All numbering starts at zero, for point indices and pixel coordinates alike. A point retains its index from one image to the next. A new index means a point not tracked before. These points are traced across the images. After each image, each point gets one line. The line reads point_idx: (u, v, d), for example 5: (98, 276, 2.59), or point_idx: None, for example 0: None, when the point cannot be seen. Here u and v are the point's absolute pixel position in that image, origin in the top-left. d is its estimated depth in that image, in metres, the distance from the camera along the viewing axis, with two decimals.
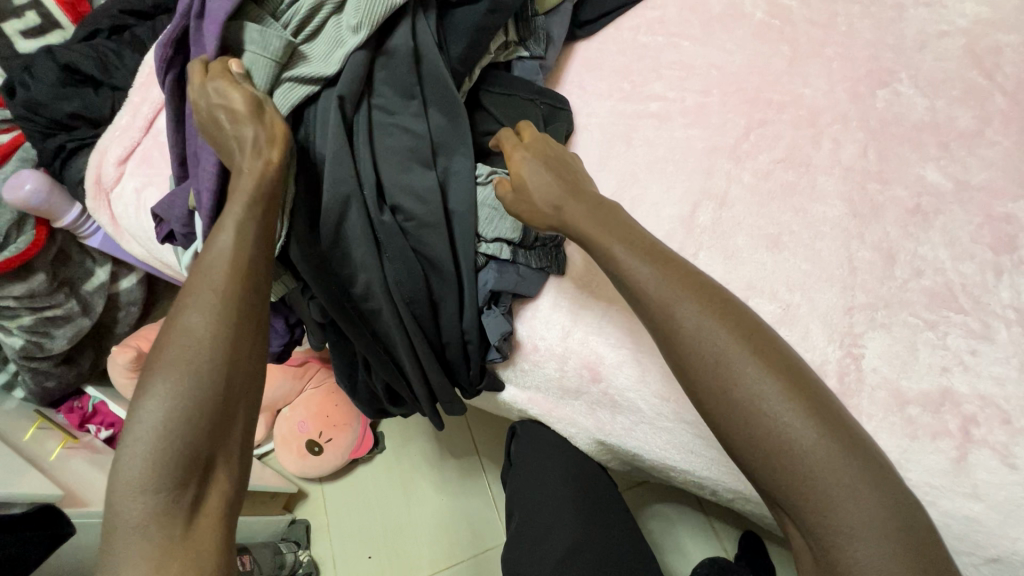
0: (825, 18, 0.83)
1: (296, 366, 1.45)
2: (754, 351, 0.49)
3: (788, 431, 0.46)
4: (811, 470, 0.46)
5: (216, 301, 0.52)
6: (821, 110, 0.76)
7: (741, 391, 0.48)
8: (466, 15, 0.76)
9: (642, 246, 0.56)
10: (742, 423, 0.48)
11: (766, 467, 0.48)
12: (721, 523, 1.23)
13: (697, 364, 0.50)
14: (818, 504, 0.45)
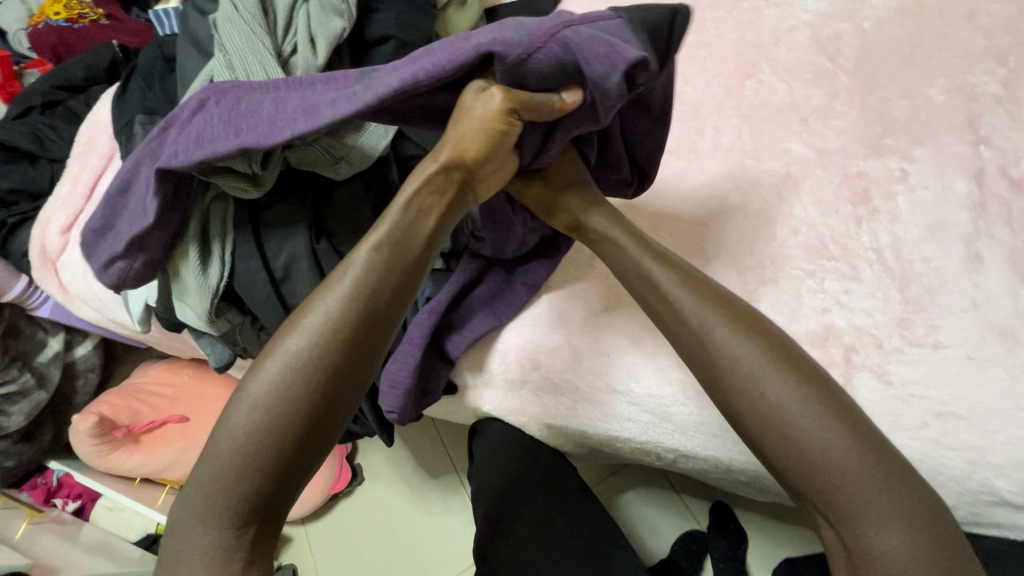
0: (696, 25, 0.94)
1: None
2: (790, 370, 0.51)
3: (817, 436, 0.49)
4: (841, 474, 0.48)
5: (333, 331, 0.48)
6: (701, 104, 0.86)
7: (769, 394, 0.51)
8: (380, 55, 0.83)
9: (688, 276, 0.59)
10: (780, 438, 0.50)
11: (806, 479, 0.50)
12: (692, 498, 1.28)
13: (760, 394, 0.51)
14: (850, 505, 0.48)
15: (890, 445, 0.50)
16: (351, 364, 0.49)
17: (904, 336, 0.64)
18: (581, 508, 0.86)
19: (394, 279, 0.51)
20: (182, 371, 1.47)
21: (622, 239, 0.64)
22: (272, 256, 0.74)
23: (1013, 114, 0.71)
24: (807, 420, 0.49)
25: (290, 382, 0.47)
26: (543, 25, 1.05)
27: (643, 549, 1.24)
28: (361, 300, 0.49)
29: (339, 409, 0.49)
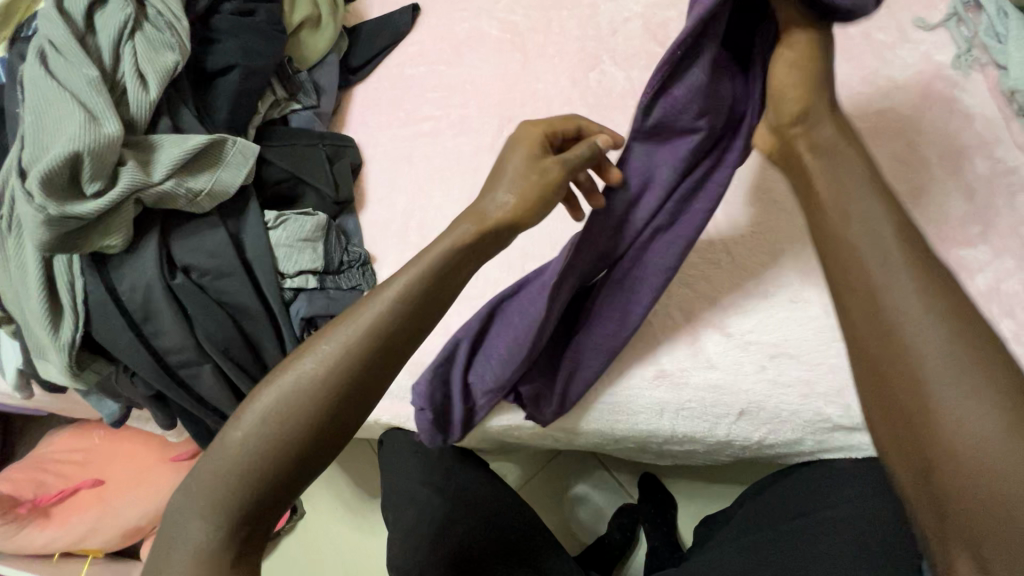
0: (543, 25, 0.98)
1: (185, 460, 1.32)
2: (988, 362, 0.39)
3: (975, 431, 0.37)
4: (937, 389, 0.39)
5: (364, 341, 0.51)
6: (552, 99, 0.91)
7: (929, 370, 0.40)
8: (225, 84, 0.83)
9: (874, 230, 0.46)
10: (910, 404, 0.40)
11: (882, 368, 0.42)
12: (622, 472, 1.26)
13: (872, 295, 0.44)
14: (923, 407, 0.39)
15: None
16: (378, 373, 0.52)
17: (737, 291, 0.70)
18: (488, 499, 0.87)
19: (437, 296, 0.54)
20: (91, 434, 1.36)
21: (818, 189, 0.50)
22: (126, 298, 0.71)
23: None
24: (914, 332, 0.41)
25: (328, 376, 0.50)
26: (404, 37, 1.06)
27: (584, 531, 1.23)
28: (378, 333, 0.52)
29: (375, 393, 0.52)
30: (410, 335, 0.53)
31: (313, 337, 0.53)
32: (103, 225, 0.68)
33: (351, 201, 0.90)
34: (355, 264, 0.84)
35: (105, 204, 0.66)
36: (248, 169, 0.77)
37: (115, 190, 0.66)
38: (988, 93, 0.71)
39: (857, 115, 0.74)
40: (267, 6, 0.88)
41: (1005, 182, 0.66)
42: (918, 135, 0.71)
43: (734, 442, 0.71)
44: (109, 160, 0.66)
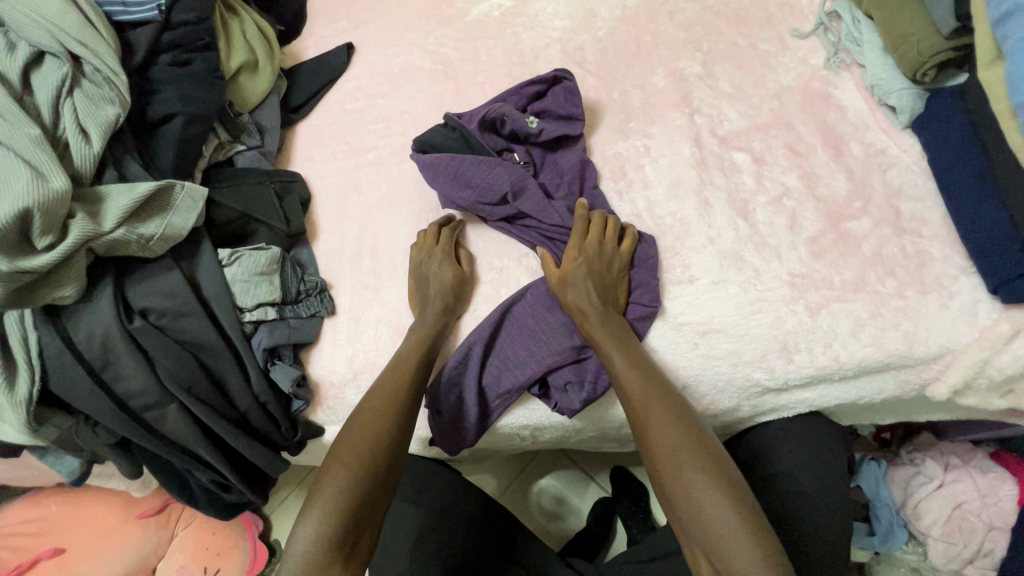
0: (471, 55, 1.05)
1: (153, 515, 1.29)
2: (704, 458, 0.62)
3: (716, 527, 0.58)
4: (711, 515, 0.58)
5: (356, 462, 0.67)
6: None
7: (688, 485, 0.60)
8: (168, 133, 0.85)
9: (639, 367, 0.69)
10: (686, 510, 0.60)
11: (683, 500, 0.60)
12: (595, 467, 1.31)
13: (668, 437, 0.64)
14: (710, 532, 0.58)
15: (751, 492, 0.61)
16: (387, 480, 0.69)
17: (667, 279, 0.77)
18: (462, 503, 0.90)
19: (409, 403, 0.74)
20: (48, 502, 1.30)
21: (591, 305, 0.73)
22: (84, 347, 0.72)
23: (712, 86, 0.88)
24: (692, 472, 0.61)
25: (343, 497, 0.64)
26: (341, 75, 1.11)
27: (563, 531, 1.26)
28: (373, 438, 0.70)
29: (378, 492, 0.67)
30: (400, 435, 0.72)
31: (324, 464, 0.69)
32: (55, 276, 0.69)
33: (303, 233, 0.93)
34: (313, 292, 0.87)
35: (57, 257, 0.67)
36: (199, 211, 0.79)
37: (66, 243, 0.68)
38: (855, 88, 0.83)
39: (751, 116, 0.85)
40: (205, 55, 0.92)
41: (877, 162, 0.77)
42: (803, 129, 0.82)
43: None
44: (57, 213, 0.67)
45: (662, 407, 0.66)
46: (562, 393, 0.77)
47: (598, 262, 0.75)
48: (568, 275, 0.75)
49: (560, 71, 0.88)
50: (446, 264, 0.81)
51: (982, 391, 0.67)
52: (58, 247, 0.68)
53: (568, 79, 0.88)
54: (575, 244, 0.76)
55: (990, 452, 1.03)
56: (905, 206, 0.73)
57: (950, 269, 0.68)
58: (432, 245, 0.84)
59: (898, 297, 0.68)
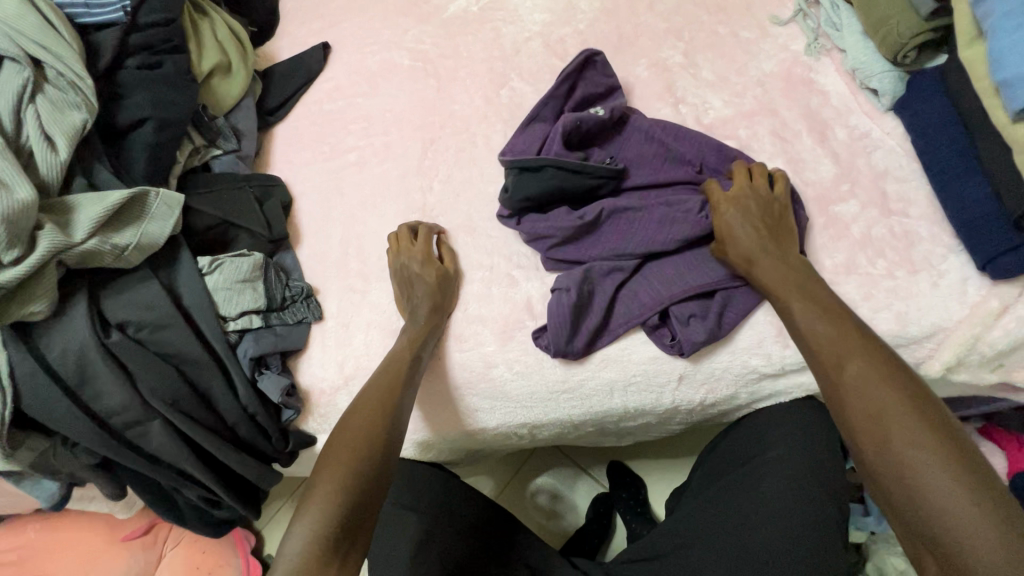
0: (451, 51, 1.04)
1: (140, 537, 1.24)
2: (903, 414, 0.55)
3: (928, 482, 0.51)
4: (929, 491, 0.50)
5: (353, 457, 0.66)
6: (469, 117, 0.96)
7: (893, 441, 0.54)
8: (139, 138, 0.82)
9: (825, 306, 0.65)
10: (894, 470, 0.53)
11: (895, 474, 0.53)
12: (593, 462, 1.30)
13: (868, 396, 0.57)
14: (917, 492, 0.51)
15: (984, 457, 0.52)
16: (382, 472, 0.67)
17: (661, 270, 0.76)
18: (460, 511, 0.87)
19: (403, 398, 0.72)
20: (27, 529, 1.24)
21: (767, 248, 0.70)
22: (58, 365, 0.69)
23: (695, 76, 0.88)
24: (898, 439, 0.53)
25: (341, 492, 0.63)
26: (319, 75, 1.09)
27: (563, 529, 1.25)
28: (371, 433, 0.68)
29: (374, 483, 0.65)
30: (395, 433, 0.70)
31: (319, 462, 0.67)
32: (26, 291, 0.66)
33: (286, 238, 0.91)
34: (299, 297, 0.85)
35: (25, 271, 0.64)
36: (177, 218, 0.76)
37: (34, 255, 0.64)
38: (836, 73, 0.83)
39: (735, 103, 0.85)
40: (174, 57, 0.89)
41: (862, 145, 0.77)
42: (787, 115, 0.82)
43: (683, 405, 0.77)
44: (23, 226, 0.64)
45: (860, 359, 0.60)
46: (683, 325, 0.71)
47: (743, 202, 0.72)
48: (721, 210, 0.73)
49: (589, 51, 0.83)
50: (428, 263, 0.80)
51: (974, 367, 0.67)
52: (26, 260, 0.64)
53: (599, 55, 0.84)
54: (721, 200, 0.74)
55: (978, 428, 1.05)
56: (891, 187, 0.74)
57: (937, 248, 0.69)
58: (411, 251, 0.81)
59: (889, 278, 0.69)
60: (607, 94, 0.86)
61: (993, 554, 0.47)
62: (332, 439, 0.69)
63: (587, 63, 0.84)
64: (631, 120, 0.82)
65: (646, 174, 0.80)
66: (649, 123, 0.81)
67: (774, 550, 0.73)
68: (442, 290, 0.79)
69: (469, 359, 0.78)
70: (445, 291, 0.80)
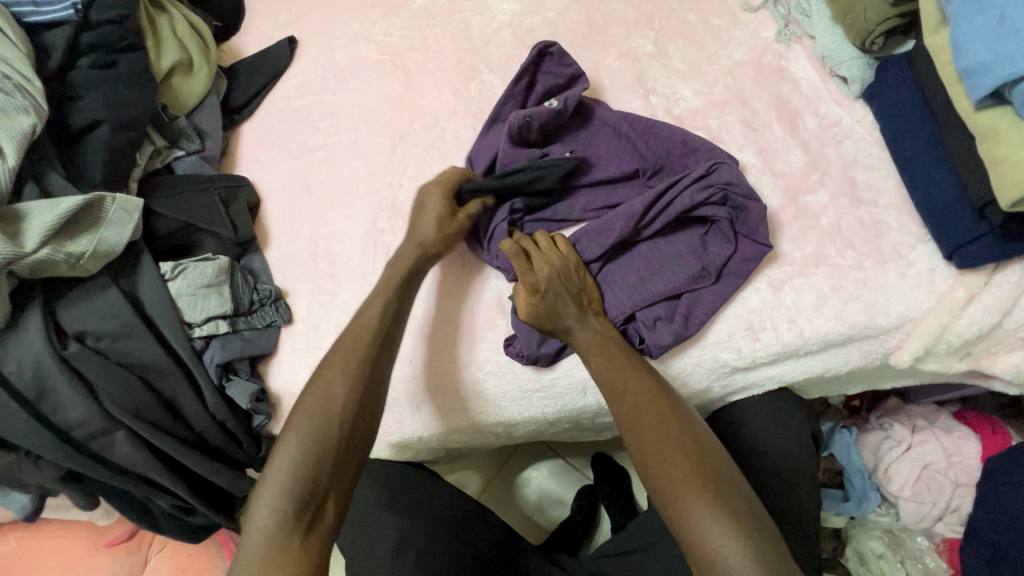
0: (420, 44, 1.01)
1: (124, 542, 1.23)
2: (672, 452, 0.61)
3: (695, 510, 0.57)
4: (694, 517, 0.57)
5: (320, 423, 0.62)
6: (438, 111, 0.94)
7: (663, 474, 0.60)
8: (94, 142, 0.79)
9: (611, 354, 0.68)
10: (668, 499, 0.59)
11: (666, 498, 0.60)
12: (576, 455, 1.30)
13: (642, 429, 0.63)
14: (684, 518, 0.58)
15: (738, 487, 0.60)
16: (353, 436, 0.63)
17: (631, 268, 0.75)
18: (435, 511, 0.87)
19: (374, 354, 0.67)
20: (8, 538, 1.23)
21: (568, 308, 0.69)
22: (15, 378, 0.67)
23: (666, 65, 0.87)
24: (660, 462, 0.61)
25: (307, 463, 0.60)
26: (285, 71, 1.06)
27: (549, 522, 1.26)
28: (332, 399, 0.64)
29: (347, 450, 0.63)
30: (367, 388, 0.66)
31: (284, 429, 0.63)
32: None
33: (253, 240, 0.89)
34: (268, 301, 0.83)
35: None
36: (135, 224, 0.74)
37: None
38: (806, 61, 0.82)
39: (706, 93, 0.83)
40: (131, 56, 0.86)
41: (832, 134, 0.76)
42: (758, 104, 0.81)
43: None
44: None
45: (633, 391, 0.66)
46: (650, 330, 0.70)
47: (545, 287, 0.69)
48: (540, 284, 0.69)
49: (540, 44, 0.81)
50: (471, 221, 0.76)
51: (942, 356, 0.67)
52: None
53: (551, 46, 0.82)
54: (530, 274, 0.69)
55: (953, 412, 1.06)
56: (860, 176, 0.73)
57: (906, 237, 0.69)
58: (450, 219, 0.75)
59: (858, 269, 0.68)
60: (568, 83, 0.84)
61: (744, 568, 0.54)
62: (301, 399, 0.65)
63: (542, 55, 0.82)
64: (597, 112, 0.81)
65: (612, 168, 0.79)
66: (616, 117, 0.79)
67: None
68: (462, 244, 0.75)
69: (440, 360, 0.77)
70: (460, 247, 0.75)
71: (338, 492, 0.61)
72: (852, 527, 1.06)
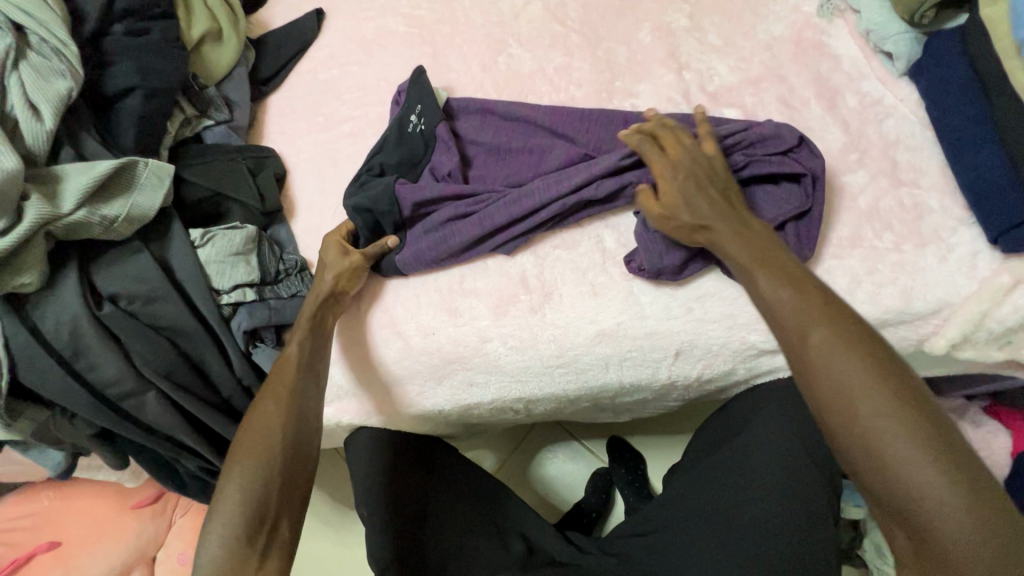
0: (448, 17, 1.00)
1: (149, 505, 1.27)
2: (879, 401, 0.51)
3: (915, 476, 0.49)
4: (917, 480, 0.48)
5: (265, 449, 0.63)
6: (465, 85, 0.92)
7: (870, 427, 0.51)
8: (127, 108, 0.80)
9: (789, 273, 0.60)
10: (875, 459, 0.50)
11: (870, 455, 0.51)
12: (591, 438, 1.30)
13: (824, 385, 0.53)
14: (897, 480, 0.49)
15: (963, 442, 0.50)
16: (296, 460, 0.64)
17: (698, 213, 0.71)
18: (439, 495, 0.87)
19: (307, 395, 0.69)
20: (41, 497, 1.27)
21: (715, 221, 0.65)
22: (52, 336, 0.69)
23: (701, 40, 0.84)
24: (873, 411, 0.51)
25: (254, 484, 0.61)
26: (312, 43, 1.06)
27: (560, 502, 1.26)
28: (271, 428, 0.65)
29: (297, 471, 0.64)
30: (305, 423, 0.67)
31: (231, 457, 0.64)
32: (16, 260, 0.66)
33: (280, 210, 0.89)
34: (293, 271, 0.84)
35: (13, 242, 0.63)
36: (167, 189, 0.75)
37: (23, 225, 0.64)
38: (850, 37, 0.79)
39: (742, 69, 0.81)
40: (163, 24, 0.86)
41: (874, 112, 0.74)
42: (796, 81, 0.78)
43: (679, 381, 0.77)
44: (11, 195, 0.63)
45: (829, 328, 0.55)
46: None
47: (665, 190, 0.68)
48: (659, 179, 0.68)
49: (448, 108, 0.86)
50: (327, 261, 0.77)
51: (980, 344, 0.65)
52: (14, 231, 0.64)
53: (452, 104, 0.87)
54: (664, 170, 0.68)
55: (983, 407, 1.03)
56: (902, 157, 0.70)
57: (948, 220, 0.66)
58: (332, 249, 0.78)
59: (896, 252, 0.66)
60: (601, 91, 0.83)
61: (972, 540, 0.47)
62: (241, 436, 0.65)
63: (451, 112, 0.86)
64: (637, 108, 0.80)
65: None
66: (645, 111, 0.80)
67: (772, 524, 0.72)
68: (346, 292, 0.77)
69: (464, 333, 0.77)
70: (343, 292, 0.77)
71: (291, 510, 0.63)
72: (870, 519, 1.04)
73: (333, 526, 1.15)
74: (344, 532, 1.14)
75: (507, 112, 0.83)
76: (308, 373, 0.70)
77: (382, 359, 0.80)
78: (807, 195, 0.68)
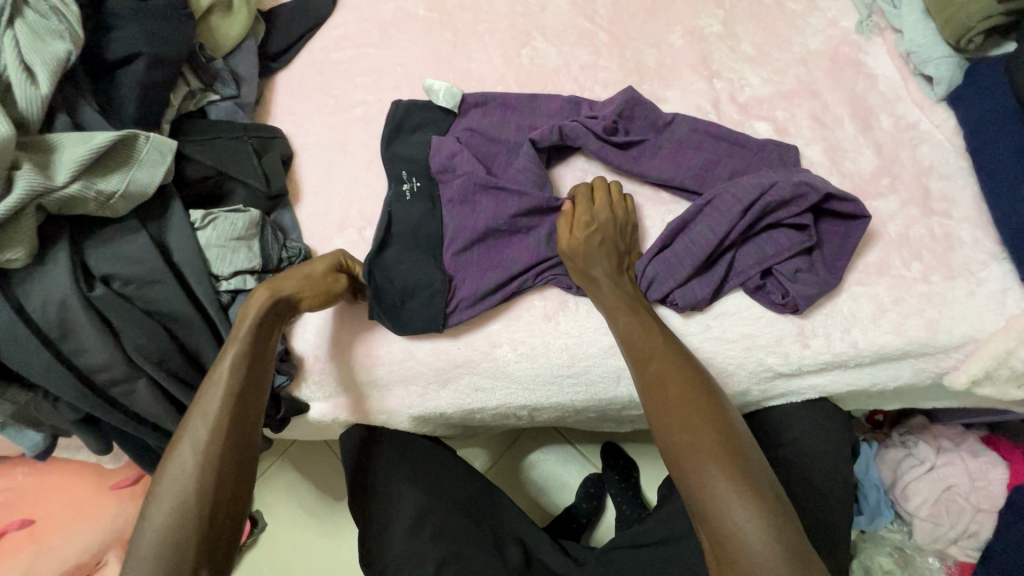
0: (471, 3, 0.96)
1: (129, 486, 1.23)
2: (690, 419, 0.59)
3: (711, 485, 0.55)
4: (713, 487, 0.55)
5: (190, 465, 0.58)
6: (486, 77, 0.88)
7: (683, 442, 0.58)
8: (128, 77, 0.75)
9: (636, 311, 0.67)
10: (685, 469, 0.57)
11: (683, 467, 0.57)
12: (586, 444, 1.28)
13: (668, 399, 0.60)
14: (698, 488, 0.56)
15: (760, 465, 0.57)
16: (226, 468, 0.59)
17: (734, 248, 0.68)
18: (434, 503, 0.84)
19: (240, 401, 0.63)
20: (15, 471, 1.21)
21: (600, 272, 0.68)
22: (39, 317, 0.65)
23: (734, 48, 0.82)
24: (682, 429, 0.58)
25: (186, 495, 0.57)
26: (326, 21, 1.01)
27: (552, 506, 1.25)
28: (199, 442, 0.59)
29: (232, 477, 0.60)
30: (238, 432, 0.61)
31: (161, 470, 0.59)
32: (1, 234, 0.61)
33: (285, 194, 0.85)
34: (295, 260, 0.80)
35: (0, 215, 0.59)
36: (168, 167, 0.70)
37: (12, 197, 0.60)
38: (888, 57, 0.77)
39: (776, 82, 0.78)
40: None
41: (907, 137, 0.72)
42: (830, 98, 0.76)
43: None
44: None
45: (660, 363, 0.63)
46: (792, 281, 0.66)
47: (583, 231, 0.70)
48: (581, 230, 0.70)
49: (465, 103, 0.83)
50: (310, 258, 0.72)
51: (1000, 381, 0.64)
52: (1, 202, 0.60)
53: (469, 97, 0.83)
54: (581, 211, 0.71)
55: (981, 436, 1.03)
56: (934, 185, 0.69)
57: (979, 254, 0.65)
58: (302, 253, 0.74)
59: (924, 282, 0.65)
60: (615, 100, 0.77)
61: (764, 549, 0.52)
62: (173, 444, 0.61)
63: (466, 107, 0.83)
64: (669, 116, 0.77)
65: (669, 152, 0.75)
66: (671, 115, 0.77)
67: None
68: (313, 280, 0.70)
69: (474, 337, 0.75)
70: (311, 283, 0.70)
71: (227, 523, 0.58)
72: (861, 541, 1.05)
73: (317, 520, 1.12)
74: (328, 526, 1.11)
75: (530, 114, 0.81)
76: (238, 410, 0.62)
77: (381, 359, 0.77)
78: (818, 230, 0.69)
